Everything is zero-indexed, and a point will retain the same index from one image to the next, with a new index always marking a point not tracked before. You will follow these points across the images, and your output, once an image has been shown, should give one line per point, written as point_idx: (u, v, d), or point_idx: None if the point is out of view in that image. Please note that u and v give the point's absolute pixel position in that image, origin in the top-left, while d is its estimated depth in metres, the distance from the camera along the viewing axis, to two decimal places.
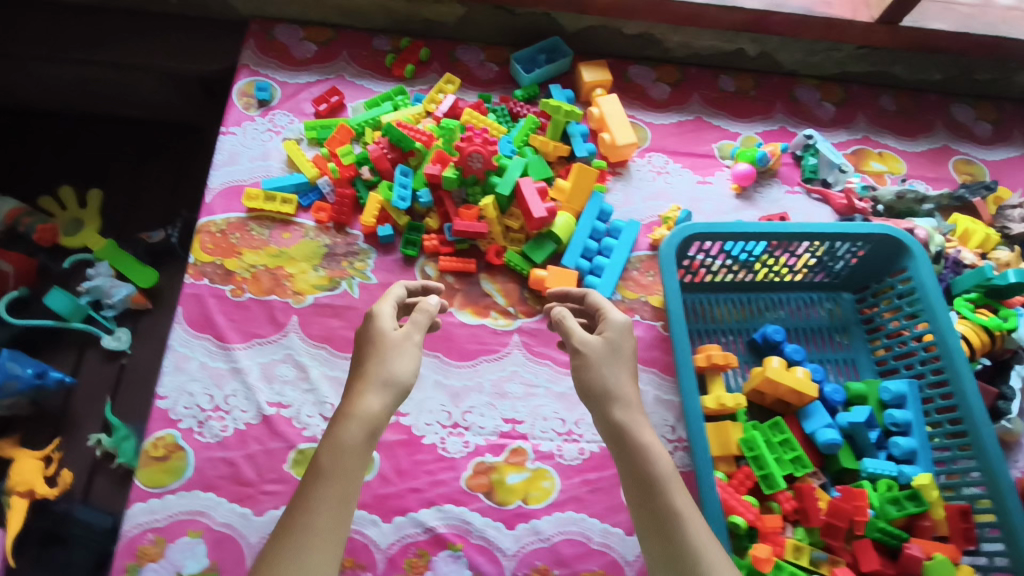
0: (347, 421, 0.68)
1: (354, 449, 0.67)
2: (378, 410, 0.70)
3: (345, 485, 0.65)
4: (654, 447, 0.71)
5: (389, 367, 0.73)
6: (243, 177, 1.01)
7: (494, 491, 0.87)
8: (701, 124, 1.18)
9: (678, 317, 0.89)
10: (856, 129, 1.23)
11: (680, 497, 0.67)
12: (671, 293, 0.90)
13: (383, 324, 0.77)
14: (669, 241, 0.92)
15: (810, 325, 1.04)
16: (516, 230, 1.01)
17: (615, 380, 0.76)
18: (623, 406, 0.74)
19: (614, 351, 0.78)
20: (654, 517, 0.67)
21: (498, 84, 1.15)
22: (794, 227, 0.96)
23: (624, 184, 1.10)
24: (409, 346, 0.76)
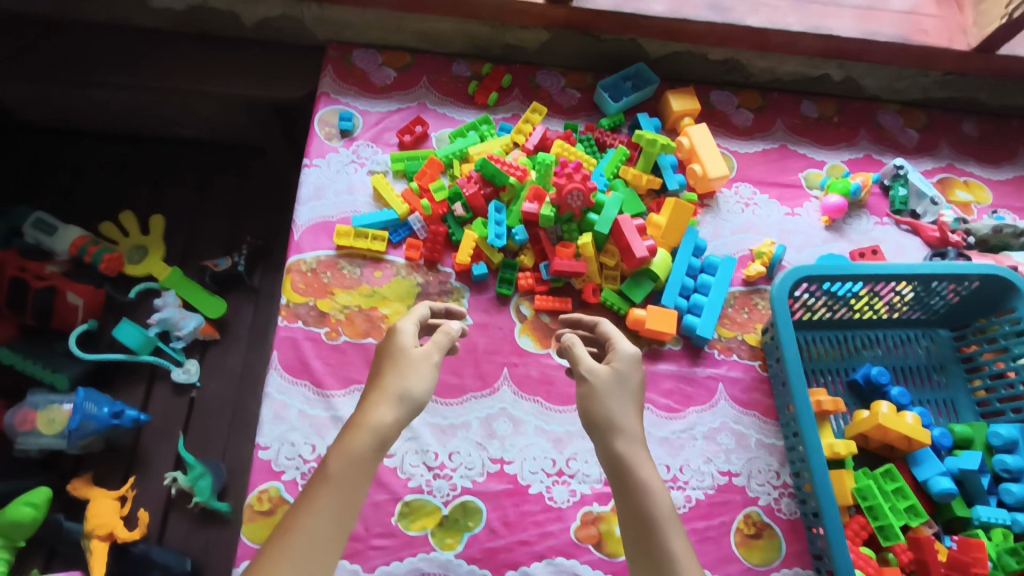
0: (356, 434, 0.65)
1: (353, 473, 0.63)
2: (387, 425, 0.67)
3: (340, 510, 0.61)
4: (652, 484, 0.65)
5: (404, 384, 0.70)
6: (331, 212, 0.98)
7: (605, 542, 0.84)
8: (786, 151, 1.15)
9: (795, 364, 0.88)
10: (940, 156, 1.20)
11: (678, 542, 0.61)
12: (787, 338, 0.89)
13: (403, 340, 0.74)
14: (781, 284, 0.89)
15: (908, 364, 1.01)
16: (611, 267, 0.98)
17: (616, 410, 0.70)
18: (623, 437, 0.68)
19: (620, 380, 0.72)
20: (646, 560, 0.61)
21: (581, 111, 1.12)
22: (907, 267, 0.92)
23: (713, 217, 1.07)
24: (425, 365, 0.72)
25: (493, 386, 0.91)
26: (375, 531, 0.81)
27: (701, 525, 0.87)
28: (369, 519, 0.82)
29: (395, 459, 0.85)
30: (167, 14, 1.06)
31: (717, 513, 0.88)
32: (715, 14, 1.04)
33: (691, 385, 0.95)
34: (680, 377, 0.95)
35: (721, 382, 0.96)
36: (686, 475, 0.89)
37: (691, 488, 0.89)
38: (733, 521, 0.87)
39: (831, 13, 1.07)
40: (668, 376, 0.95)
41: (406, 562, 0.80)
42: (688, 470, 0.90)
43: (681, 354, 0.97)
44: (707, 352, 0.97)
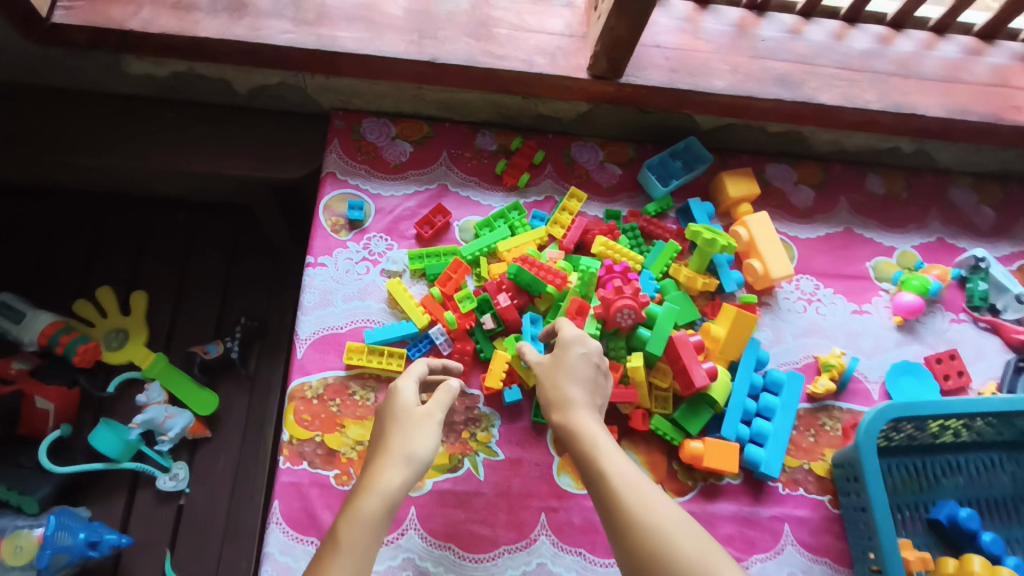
0: (367, 495, 0.63)
1: (370, 528, 0.60)
2: (398, 485, 0.64)
3: (362, 552, 0.59)
4: (590, 430, 0.67)
5: (409, 443, 0.67)
6: (339, 323, 0.85)
7: None
8: (851, 236, 1.02)
9: (884, 514, 0.77)
10: (1019, 239, 1.06)
11: (620, 470, 0.62)
12: (874, 485, 0.78)
13: (402, 398, 0.71)
14: (867, 424, 0.78)
15: (992, 495, 0.90)
16: (662, 388, 0.86)
17: (554, 385, 0.72)
18: (564, 406, 0.70)
19: (560, 357, 0.73)
20: (601, 501, 0.61)
21: (623, 192, 0.98)
22: (1001, 402, 0.82)
23: (773, 317, 0.94)
24: (430, 424, 0.70)
25: (531, 537, 0.79)
26: None
27: None
28: None
29: None
30: (148, 80, 0.92)
31: None
32: (784, 90, 0.92)
33: (753, 527, 0.83)
34: (741, 519, 0.83)
35: (786, 522, 0.84)
36: None
37: None
38: None
39: (912, 89, 0.95)
40: (726, 519, 0.83)
41: None
42: None
43: (741, 490, 0.85)
44: (770, 486, 0.86)
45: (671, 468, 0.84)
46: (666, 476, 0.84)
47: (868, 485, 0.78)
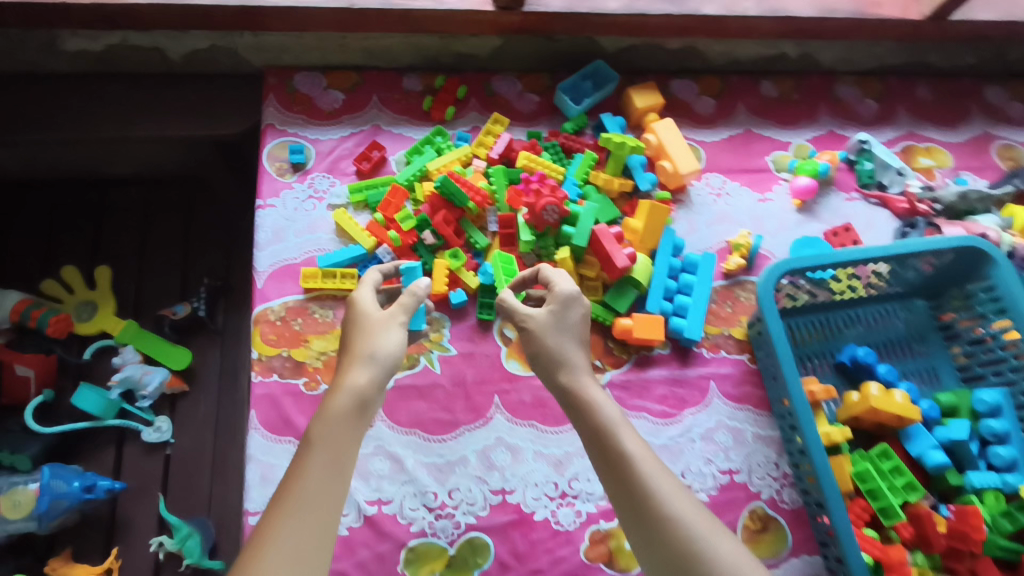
0: (337, 394, 0.70)
1: (342, 422, 0.67)
2: (365, 384, 0.71)
3: (337, 436, 0.67)
4: (595, 398, 0.73)
5: (372, 344, 0.74)
6: (294, 255, 0.94)
7: (616, 558, 0.84)
8: (751, 135, 1.13)
9: (786, 355, 0.87)
10: (898, 124, 1.18)
11: (630, 441, 0.69)
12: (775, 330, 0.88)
13: (363, 307, 0.78)
14: (765, 279, 0.88)
15: (889, 338, 1.01)
16: (591, 278, 0.96)
17: (553, 341, 0.76)
18: (569, 369, 0.75)
19: (556, 317, 0.78)
20: (610, 468, 0.68)
21: (542, 116, 1.08)
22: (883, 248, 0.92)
23: (687, 211, 1.05)
24: (393, 326, 0.76)
25: (487, 416, 0.89)
26: None
27: None
28: (376, 572, 0.80)
29: (393, 505, 0.83)
30: (83, 56, 0.99)
31: (722, 513, 0.88)
32: (672, 7, 1.03)
33: (683, 387, 0.94)
34: (672, 381, 0.94)
35: (713, 380, 0.95)
36: (689, 479, 0.89)
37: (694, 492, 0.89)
38: (738, 519, 0.88)
39: None
40: (659, 382, 0.94)
41: None
42: (691, 474, 0.90)
43: (670, 357, 0.95)
44: (695, 351, 0.96)
45: (608, 346, 0.95)
46: (603, 353, 0.94)
47: (771, 333, 0.88)
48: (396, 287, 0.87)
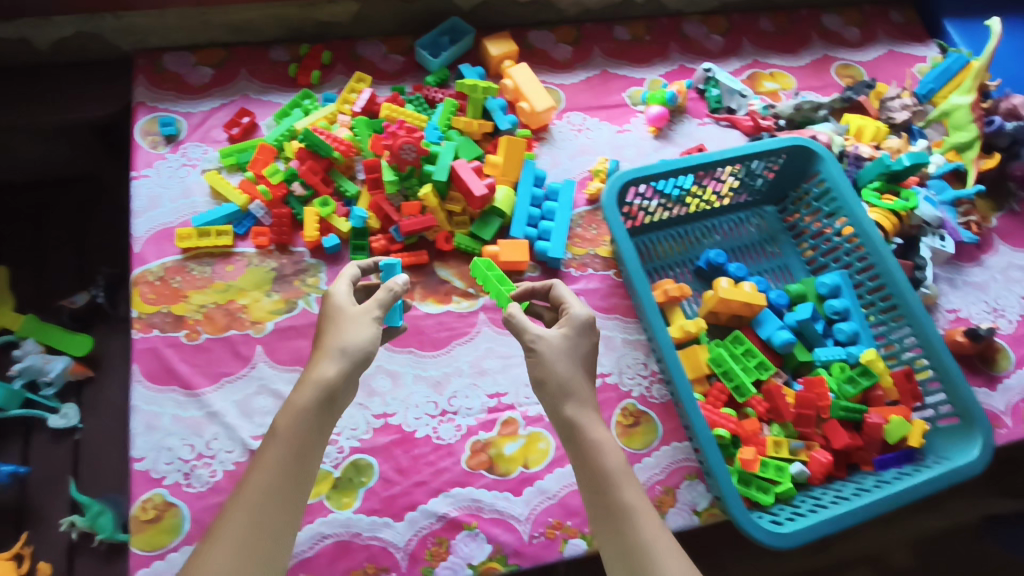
0: (302, 387, 0.69)
1: (306, 422, 0.67)
2: (333, 377, 0.69)
3: (291, 464, 0.65)
4: (601, 441, 0.71)
5: (343, 337, 0.72)
6: (170, 219, 0.98)
7: (496, 465, 0.88)
8: (607, 76, 1.21)
9: (633, 263, 0.92)
10: (744, 55, 1.28)
11: (631, 492, 0.68)
12: (621, 238, 0.92)
13: (340, 302, 0.75)
14: (608, 190, 0.94)
15: (743, 243, 1.10)
16: (458, 213, 1.01)
17: (562, 368, 0.73)
18: (576, 402, 0.72)
19: (567, 341, 0.75)
20: (608, 516, 0.67)
21: (407, 74, 1.14)
22: (710, 154, 1.00)
23: (549, 147, 1.12)
24: (367, 319, 0.74)
25: None
26: None
27: None
28: None
29: None
30: None
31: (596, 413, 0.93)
32: None
33: None
34: None
35: (582, 295, 1.01)
36: None
37: None
38: (611, 417, 0.94)
39: None
40: None
41: (306, 529, 0.82)
42: None
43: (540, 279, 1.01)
44: (564, 271, 1.02)
45: None
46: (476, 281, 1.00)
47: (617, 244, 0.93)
48: (374, 283, 0.86)
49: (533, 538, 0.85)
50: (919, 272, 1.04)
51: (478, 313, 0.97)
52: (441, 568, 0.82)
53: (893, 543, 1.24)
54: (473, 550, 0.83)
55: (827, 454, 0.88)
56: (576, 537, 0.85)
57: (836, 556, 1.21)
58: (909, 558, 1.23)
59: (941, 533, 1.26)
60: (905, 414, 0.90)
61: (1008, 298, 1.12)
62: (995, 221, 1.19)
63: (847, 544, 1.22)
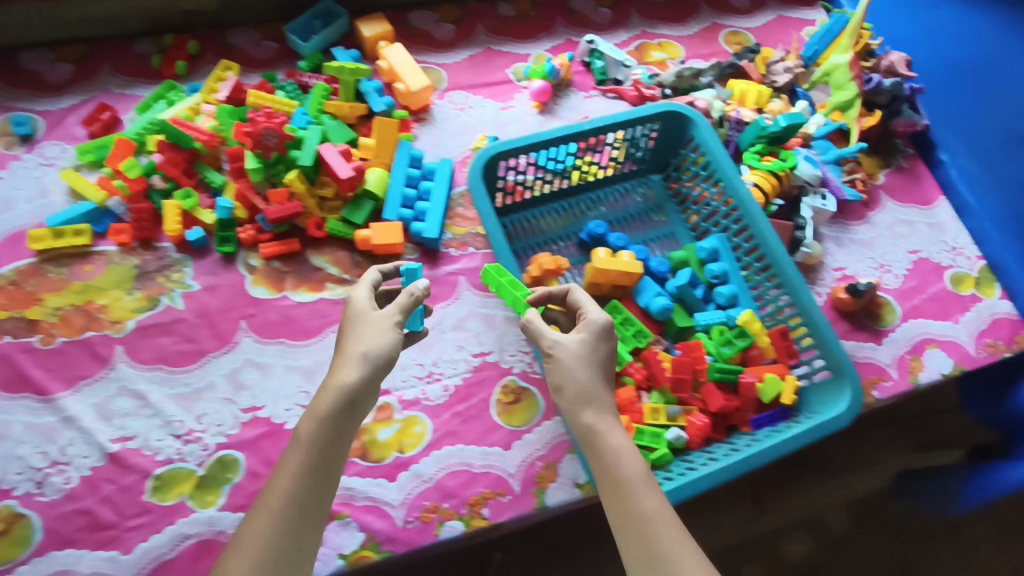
0: (323, 394, 0.66)
1: (315, 439, 0.63)
2: (353, 383, 0.66)
3: (310, 478, 0.62)
4: (621, 446, 0.66)
5: (366, 342, 0.68)
6: (25, 221, 0.94)
7: (369, 451, 0.86)
8: (491, 53, 1.19)
9: (499, 241, 0.90)
10: (631, 26, 1.27)
11: (650, 500, 0.62)
12: (485, 215, 0.90)
13: (358, 305, 0.72)
14: (472, 167, 0.92)
15: (629, 213, 1.08)
16: (331, 198, 0.99)
17: (580, 372, 0.69)
18: (595, 405, 0.67)
19: (585, 344, 0.71)
20: (627, 525, 0.61)
21: (279, 61, 1.11)
22: (580, 124, 0.98)
23: (429, 127, 1.09)
24: (389, 324, 0.70)
25: (233, 341, 0.90)
26: (129, 513, 0.79)
27: (461, 407, 0.91)
28: (120, 505, 0.80)
29: (138, 440, 0.84)
30: None
31: (474, 393, 0.92)
32: None
33: (433, 285, 0.98)
34: None
35: (461, 275, 0.99)
36: (441, 367, 0.93)
37: (447, 378, 0.92)
38: (491, 395, 0.92)
39: None
40: None
41: (167, 531, 0.79)
42: (442, 363, 0.93)
43: (419, 261, 0.99)
44: (443, 252, 1.00)
45: (354, 259, 0.98)
46: (351, 266, 0.97)
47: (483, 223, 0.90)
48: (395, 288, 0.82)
49: (407, 523, 0.83)
50: (799, 231, 1.05)
51: None
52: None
53: (831, 507, 1.29)
54: (344, 539, 0.81)
55: (703, 416, 0.87)
56: (452, 519, 0.84)
57: (782, 520, 1.26)
58: (845, 521, 1.28)
59: (872, 494, 1.30)
60: (781, 372, 0.91)
61: (895, 255, 1.15)
62: (883, 178, 1.22)
63: (787, 507, 1.27)
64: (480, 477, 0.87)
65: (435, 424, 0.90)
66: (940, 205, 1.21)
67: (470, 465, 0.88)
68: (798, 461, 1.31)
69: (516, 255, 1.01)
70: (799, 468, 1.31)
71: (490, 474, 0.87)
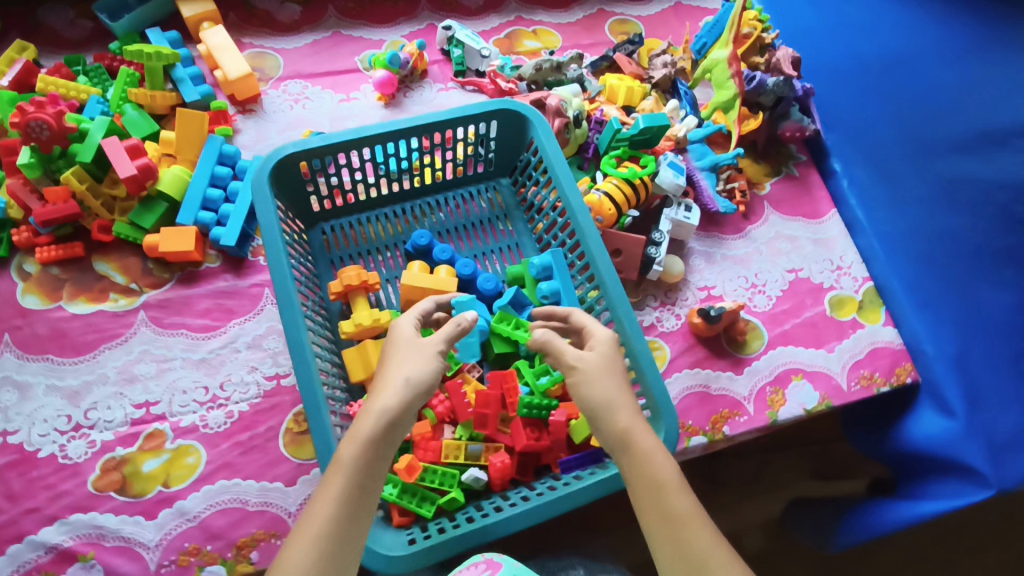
0: (365, 416, 0.62)
1: (356, 468, 0.59)
2: (396, 410, 0.62)
3: (354, 498, 0.58)
4: (653, 448, 0.63)
5: (408, 367, 0.65)
6: None
7: (129, 485, 0.77)
8: (339, 38, 1.08)
9: (275, 249, 0.78)
10: (506, 11, 1.16)
11: (685, 501, 0.60)
12: (266, 220, 0.79)
13: (401, 331, 0.70)
14: (259, 167, 0.82)
15: (470, 222, 0.99)
16: (123, 197, 0.89)
17: (608, 380, 0.66)
18: (627, 409, 0.65)
19: (605, 355, 0.69)
20: (665, 526, 0.59)
21: (94, 41, 1.00)
22: (397, 121, 0.88)
23: (256, 120, 0.99)
24: (432, 352, 0.67)
25: None
26: None
27: (243, 436, 0.81)
28: None
29: None
30: None
31: (260, 421, 0.82)
32: None
33: (233, 298, 0.89)
34: (219, 293, 0.89)
35: (267, 287, 0.90)
36: (227, 391, 0.83)
37: (233, 403, 0.83)
38: (281, 424, 0.82)
39: None
40: (204, 296, 0.88)
41: None
42: (230, 386, 0.84)
43: (221, 270, 0.90)
44: (251, 260, 0.92)
45: (146, 267, 0.89)
46: (140, 275, 0.88)
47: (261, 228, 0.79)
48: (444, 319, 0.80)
49: (161, 568, 0.74)
50: (651, 248, 0.97)
51: (137, 312, 0.86)
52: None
53: (744, 525, 1.17)
54: None
55: (504, 456, 0.80)
56: (214, 563, 0.74)
57: None
58: (760, 540, 1.17)
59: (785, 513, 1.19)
60: None
61: (771, 274, 1.07)
62: (769, 187, 1.14)
63: None
64: (254, 516, 0.76)
65: (211, 455, 0.80)
66: (830, 219, 1.12)
67: (245, 503, 0.77)
68: (716, 475, 1.18)
69: (331, 265, 0.92)
70: (713, 482, 1.18)
71: (266, 513, 0.76)
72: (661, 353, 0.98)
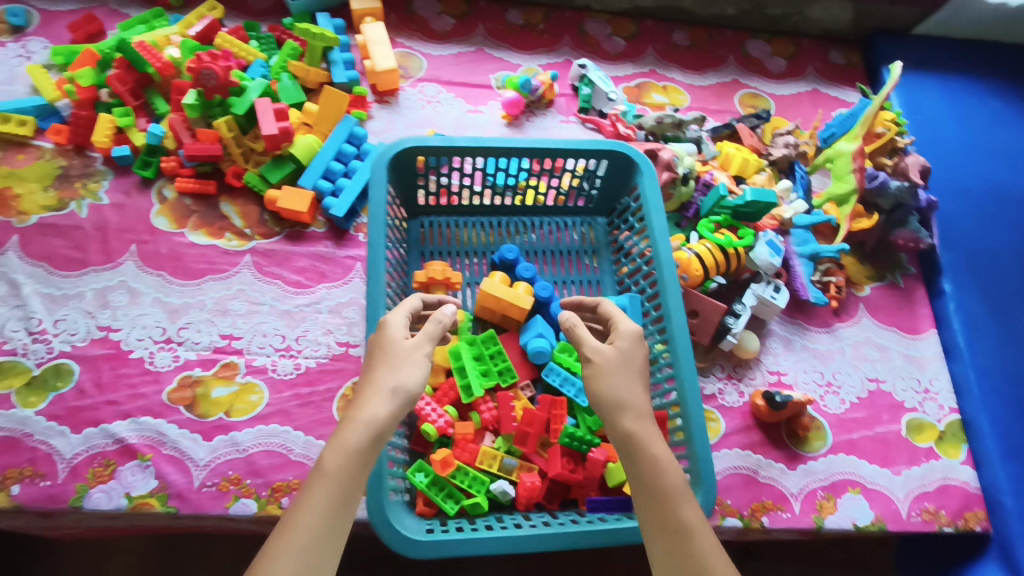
0: (350, 425, 0.60)
1: (342, 479, 0.56)
2: (386, 417, 0.61)
3: (339, 507, 0.55)
4: (660, 452, 0.61)
5: (398, 375, 0.64)
6: None
7: (196, 405, 0.83)
8: (481, 55, 1.16)
9: (377, 227, 0.84)
10: (643, 62, 1.21)
11: (692, 514, 0.58)
12: (376, 200, 0.85)
13: (390, 332, 0.69)
14: (382, 152, 0.89)
15: (558, 249, 1.02)
16: (260, 152, 0.99)
17: (618, 380, 0.66)
18: (636, 410, 0.64)
19: (620, 353, 0.69)
20: (666, 538, 0.57)
21: (272, 14, 1.13)
22: (514, 139, 0.92)
23: (389, 112, 1.07)
24: (420, 356, 0.67)
25: (117, 261, 0.91)
26: None
27: (304, 390, 0.86)
28: None
29: None
30: None
31: (322, 380, 0.87)
32: None
33: (328, 263, 0.96)
34: (317, 256, 0.96)
35: (359, 262, 0.97)
36: (300, 344, 0.89)
37: (303, 357, 0.88)
38: (339, 388, 0.87)
39: None
40: (304, 255, 0.96)
41: None
42: (304, 341, 0.90)
43: (324, 236, 0.98)
44: (352, 234, 0.98)
45: (262, 218, 0.97)
46: (256, 223, 0.97)
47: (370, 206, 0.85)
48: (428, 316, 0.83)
49: (203, 487, 0.78)
50: (729, 318, 0.96)
51: (245, 254, 0.94)
52: (96, 490, 0.76)
53: None
54: (136, 482, 0.77)
55: (537, 477, 0.80)
56: (249, 497, 0.78)
57: None
58: None
59: None
60: None
61: (849, 377, 1.02)
62: (869, 291, 1.09)
63: None
64: (294, 466, 0.81)
65: (272, 398, 0.85)
66: (927, 337, 1.06)
67: (289, 450, 0.82)
68: None
69: (421, 256, 0.98)
70: None
71: (305, 465, 0.81)
72: (714, 425, 0.95)
